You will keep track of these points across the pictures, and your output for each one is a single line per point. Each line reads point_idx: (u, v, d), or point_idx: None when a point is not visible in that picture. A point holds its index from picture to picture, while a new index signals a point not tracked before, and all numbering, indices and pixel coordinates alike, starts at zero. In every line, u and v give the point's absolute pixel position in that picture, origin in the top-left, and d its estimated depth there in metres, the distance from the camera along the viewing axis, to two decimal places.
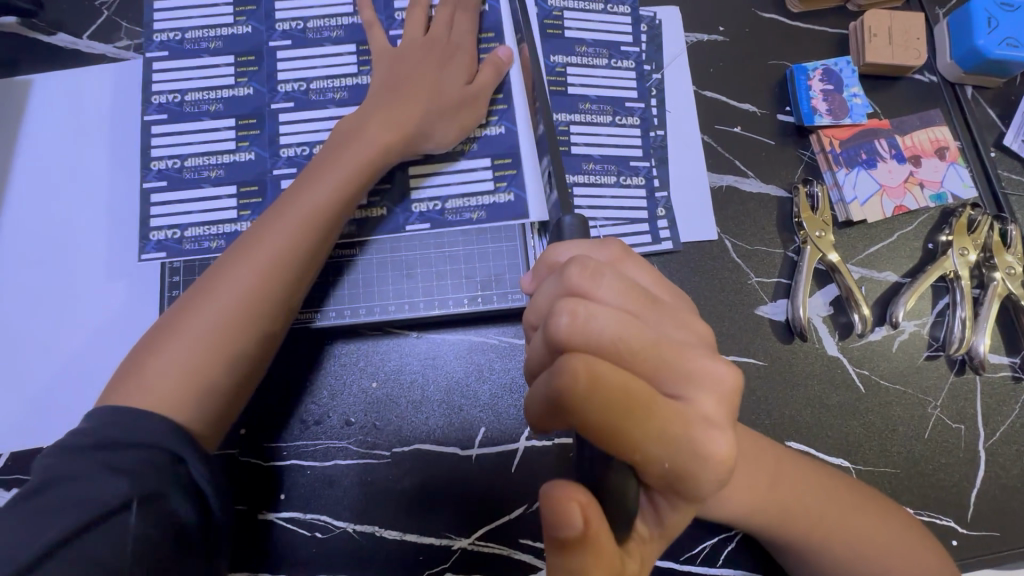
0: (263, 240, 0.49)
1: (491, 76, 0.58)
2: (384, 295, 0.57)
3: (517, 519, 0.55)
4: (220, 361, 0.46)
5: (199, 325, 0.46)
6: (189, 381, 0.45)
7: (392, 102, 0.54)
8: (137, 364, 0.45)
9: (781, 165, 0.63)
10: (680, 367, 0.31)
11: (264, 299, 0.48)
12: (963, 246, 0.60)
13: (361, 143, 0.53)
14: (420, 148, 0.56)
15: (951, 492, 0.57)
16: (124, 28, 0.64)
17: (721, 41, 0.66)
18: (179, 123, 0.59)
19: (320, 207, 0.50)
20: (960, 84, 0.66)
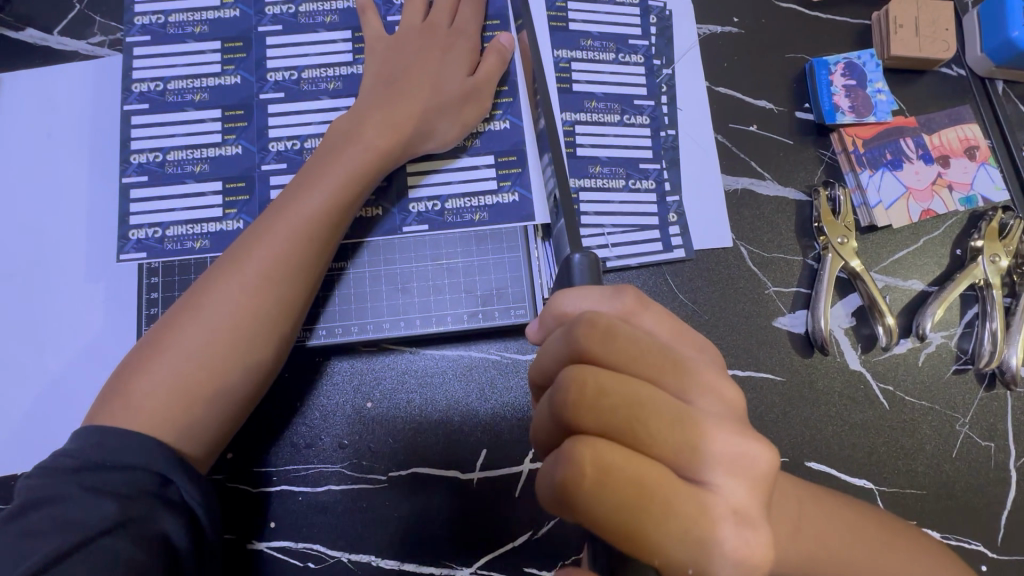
0: (258, 246, 0.45)
1: (496, 65, 0.54)
2: (378, 312, 0.53)
3: (521, 547, 0.52)
4: (214, 379, 0.42)
5: (189, 340, 0.42)
6: (179, 402, 0.41)
7: (392, 97, 0.50)
8: (121, 384, 0.41)
9: (800, 165, 0.59)
10: (707, 452, 0.28)
11: (262, 311, 0.44)
12: (994, 253, 0.56)
13: (362, 141, 0.49)
14: (425, 147, 0.52)
15: (981, 515, 0.53)
16: (99, 22, 0.59)
17: (735, 33, 0.62)
18: (161, 115, 0.54)
19: (320, 210, 0.46)
20: (991, 79, 0.62)
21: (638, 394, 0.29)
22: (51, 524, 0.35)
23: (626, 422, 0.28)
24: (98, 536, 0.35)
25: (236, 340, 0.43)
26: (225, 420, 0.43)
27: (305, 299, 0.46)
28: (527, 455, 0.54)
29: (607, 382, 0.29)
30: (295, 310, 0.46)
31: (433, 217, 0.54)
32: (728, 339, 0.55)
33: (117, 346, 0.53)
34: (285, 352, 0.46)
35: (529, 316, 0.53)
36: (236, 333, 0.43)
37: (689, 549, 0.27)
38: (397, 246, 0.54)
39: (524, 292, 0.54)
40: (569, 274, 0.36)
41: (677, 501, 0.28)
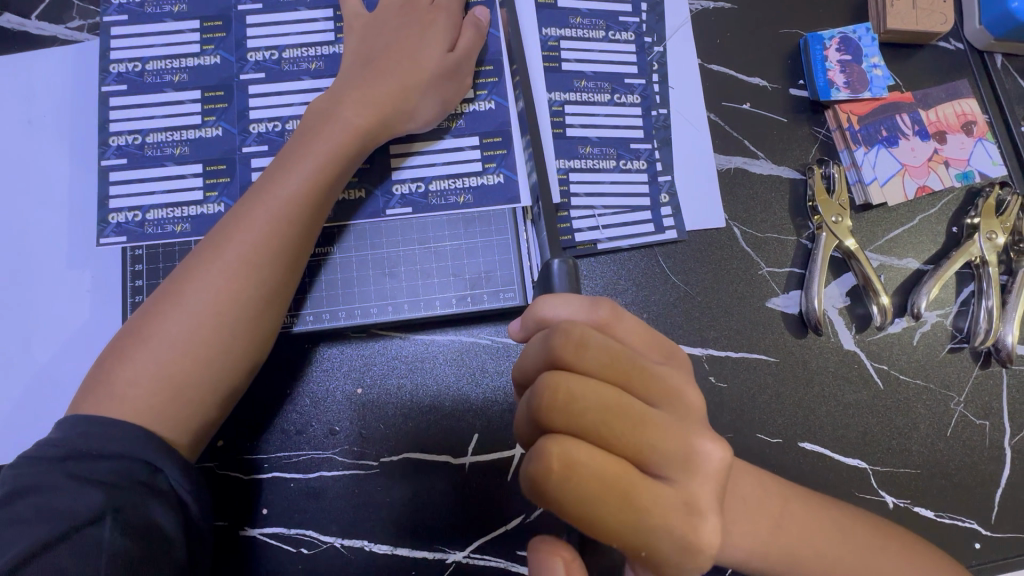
0: (238, 231, 0.44)
1: (474, 35, 0.53)
2: (367, 299, 0.52)
3: (514, 530, 0.52)
4: (200, 365, 0.42)
5: (171, 327, 0.42)
6: (164, 388, 0.40)
7: (371, 77, 0.49)
8: (104, 373, 0.41)
9: (794, 143, 0.58)
10: (666, 450, 0.29)
11: (247, 296, 0.43)
12: (991, 229, 0.55)
13: (341, 122, 0.48)
14: (408, 126, 0.51)
15: (976, 493, 0.53)
16: (76, 6, 0.58)
17: (728, 7, 0.60)
18: (140, 98, 0.53)
19: (303, 193, 0.46)
20: (989, 53, 0.60)
21: (610, 401, 0.28)
22: (37, 512, 0.35)
23: (597, 424, 0.28)
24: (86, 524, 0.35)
25: (219, 325, 0.42)
26: (213, 404, 0.43)
27: (290, 282, 0.46)
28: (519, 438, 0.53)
29: (579, 389, 0.28)
30: (279, 294, 0.45)
31: (419, 199, 0.53)
32: (718, 321, 0.55)
33: (103, 335, 0.53)
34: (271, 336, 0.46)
35: (518, 299, 0.53)
36: (219, 318, 0.42)
37: (653, 538, 0.28)
38: (383, 230, 0.53)
39: (513, 275, 0.53)
40: (549, 282, 0.36)
41: (640, 496, 0.28)
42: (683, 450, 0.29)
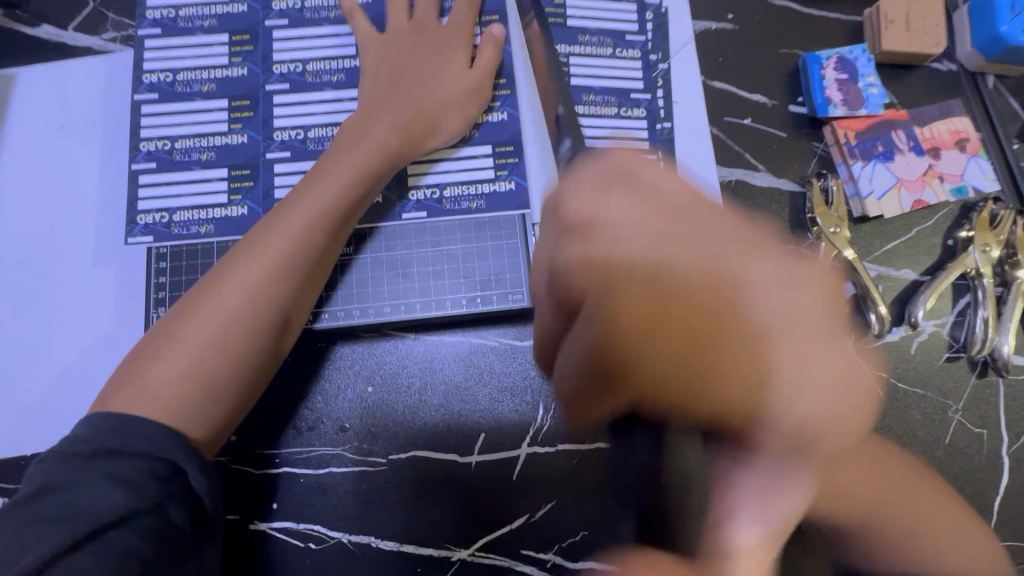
0: (268, 238, 0.46)
1: (493, 56, 0.56)
2: (379, 300, 0.54)
3: (517, 530, 0.53)
4: (227, 363, 0.44)
5: (197, 329, 0.44)
6: (194, 385, 0.43)
7: (395, 97, 0.53)
8: (138, 367, 0.43)
9: (794, 157, 0.60)
10: (745, 282, 0.25)
11: (273, 300, 0.46)
12: (985, 242, 0.57)
13: (369, 139, 0.51)
14: (431, 143, 0.54)
15: (975, 501, 0.54)
16: (111, 20, 0.62)
17: (730, 29, 0.63)
18: (168, 104, 0.56)
19: (331, 204, 0.48)
20: (981, 74, 0.63)
21: (676, 203, 0.27)
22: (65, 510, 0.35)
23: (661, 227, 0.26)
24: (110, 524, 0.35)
25: (245, 327, 0.44)
26: (239, 398, 0.45)
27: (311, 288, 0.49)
28: (525, 438, 0.54)
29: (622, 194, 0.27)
30: (299, 301, 0.47)
31: (432, 204, 0.55)
32: None
33: (125, 331, 0.55)
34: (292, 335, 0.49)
35: (526, 302, 0.54)
36: (248, 321, 0.45)
37: (728, 398, 0.24)
38: (395, 235, 0.55)
39: (520, 276, 0.55)
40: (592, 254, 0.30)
41: (715, 312, 0.25)
42: (755, 269, 0.25)
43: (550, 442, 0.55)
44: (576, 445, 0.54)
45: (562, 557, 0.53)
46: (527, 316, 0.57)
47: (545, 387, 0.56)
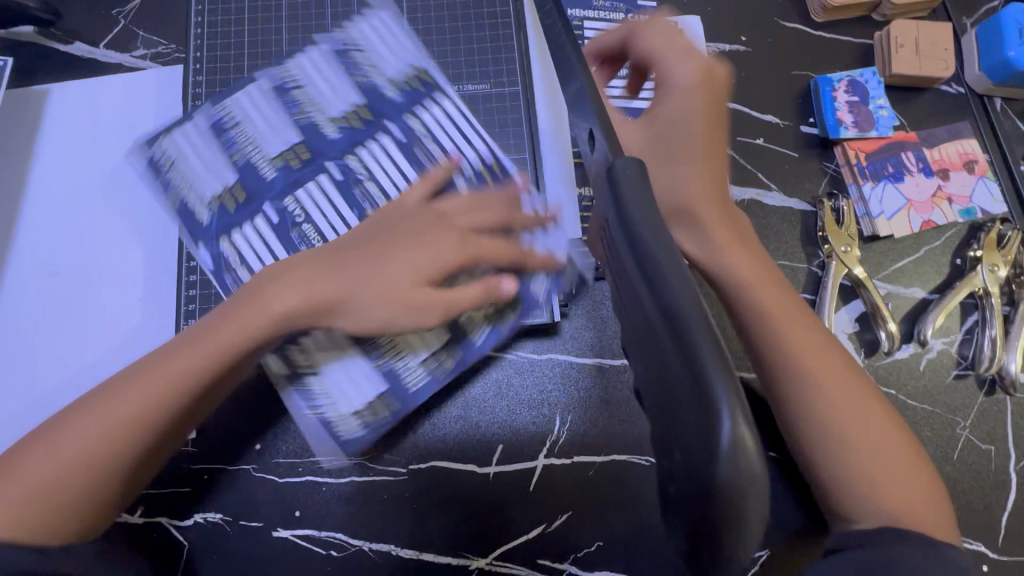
0: (175, 355, 0.44)
1: (479, 295, 0.50)
2: (390, 355, 0.54)
3: (534, 539, 0.54)
4: (70, 481, 0.41)
5: (70, 437, 0.41)
6: (49, 497, 0.40)
7: (351, 257, 0.48)
8: (19, 455, 0.41)
9: (805, 177, 0.62)
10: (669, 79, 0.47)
11: (148, 428, 0.42)
12: (992, 263, 0.58)
13: (307, 278, 0.47)
14: (344, 320, 0.48)
15: (983, 516, 0.55)
16: (141, 37, 0.64)
17: (743, 50, 0.65)
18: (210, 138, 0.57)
19: (229, 344, 0.44)
20: (989, 97, 0.64)
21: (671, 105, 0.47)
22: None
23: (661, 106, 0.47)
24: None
25: (102, 453, 0.41)
26: (97, 518, 0.42)
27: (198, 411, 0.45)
28: (542, 449, 0.56)
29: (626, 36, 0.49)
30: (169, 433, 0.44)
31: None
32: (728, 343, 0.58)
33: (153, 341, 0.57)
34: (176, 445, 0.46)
35: (546, 318, 0.56)
36: (120, 443, 0.41)
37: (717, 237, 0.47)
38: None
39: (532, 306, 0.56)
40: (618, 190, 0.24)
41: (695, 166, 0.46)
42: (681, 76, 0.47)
43: (566, 454, 0.56)
44: (592, 457, 0.56)
45: (577, 567, 0.54)
46: (545, 329, 0.58)
47: (561, 399, 0.57)
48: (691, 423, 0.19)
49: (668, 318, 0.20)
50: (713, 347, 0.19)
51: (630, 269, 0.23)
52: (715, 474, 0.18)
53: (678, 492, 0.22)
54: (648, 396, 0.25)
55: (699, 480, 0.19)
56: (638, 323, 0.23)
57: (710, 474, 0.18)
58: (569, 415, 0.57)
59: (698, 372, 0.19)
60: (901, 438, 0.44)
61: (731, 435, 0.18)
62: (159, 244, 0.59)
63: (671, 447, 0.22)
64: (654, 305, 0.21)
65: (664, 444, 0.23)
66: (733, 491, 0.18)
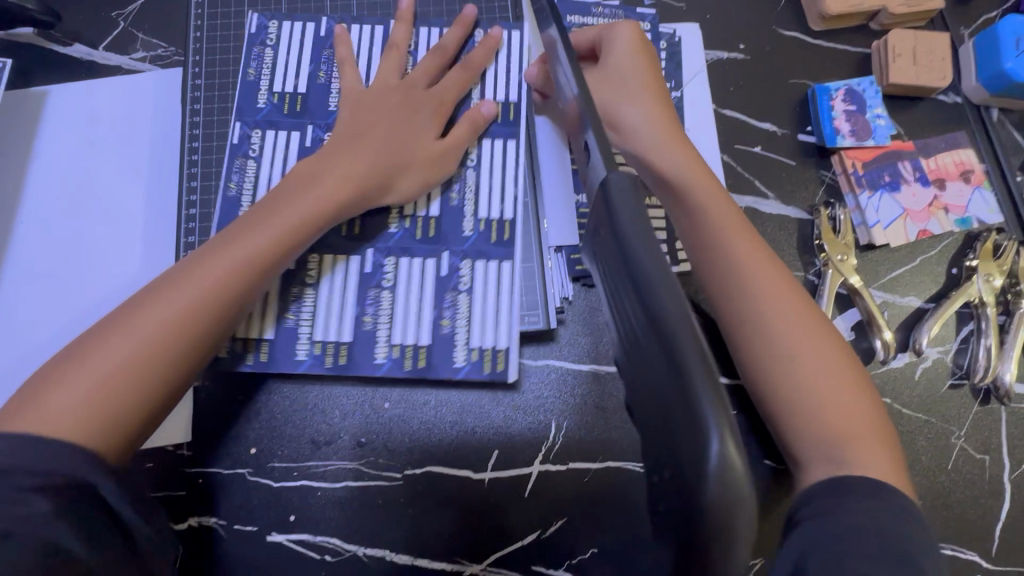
0: (208, 262, 0.43)
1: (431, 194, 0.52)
2: (358, 339, 0.54)
3: (529, 546, 0.54)
4: (130, 382, 0.39)
5: (110, 351, 0.39)
6: (92, 412, 0.37)
7: (349, 150, 0.51)
8: (45, 382, 0.38)
9: (802, 185, 0.62)
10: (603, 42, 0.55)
11: (208, 317, 0.42)
12: (988, 272, 0.59)
13: (323, 185, 0.49)
14: (382, 200, 0.52)
15: (977, 526, 0.55)
16: (141, 40, 0.64)
17: (741, 58, 0.65)
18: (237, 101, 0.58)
19: (281, 229, 0.46)
20: (986, 107, 0.64)
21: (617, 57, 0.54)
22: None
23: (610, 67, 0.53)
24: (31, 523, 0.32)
25: (166, 342, 0.40)
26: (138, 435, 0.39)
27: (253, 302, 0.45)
28: (537, 455, 0.56)
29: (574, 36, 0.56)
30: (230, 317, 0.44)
31: (435, 218, 0.56)
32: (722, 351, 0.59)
33: None
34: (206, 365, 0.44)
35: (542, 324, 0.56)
36: (180, 332, 0.41)
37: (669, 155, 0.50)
38: (397, 244, 0.55)
39: (510, 300, 0.55)
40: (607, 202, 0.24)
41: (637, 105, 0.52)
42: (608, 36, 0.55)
43: (562, 460, 0.56)
44: (587, 464, 0.56)
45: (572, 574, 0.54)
46: (541, 335, 0.58)
47: (557, 406, 0.57)
48: (680, 441, 0.19)
49: (658, 333, 0.20)
50: (701, 363, 0.19)
51: (622, 282, 0.23)
52: (703, 495, 0.18)
53: (667, 509, 0.22)
54: (639, 410, 0.25)
55: (688, 500, 0.19)
56: (628, 334, 0.23)
57: (699, 495, 0.18)
58: (565, 421, 0.57)
59: (687, 389, 0.19)
60: (865, 382, 0.42)
61: (719, 454, 0.18)
62: (156, 247, 0.59)
63: (660, 464, 0.22)
64: (643, 315, 0.21)
65: (653, 460, 0.23)
66: (720, 515, 0.18)
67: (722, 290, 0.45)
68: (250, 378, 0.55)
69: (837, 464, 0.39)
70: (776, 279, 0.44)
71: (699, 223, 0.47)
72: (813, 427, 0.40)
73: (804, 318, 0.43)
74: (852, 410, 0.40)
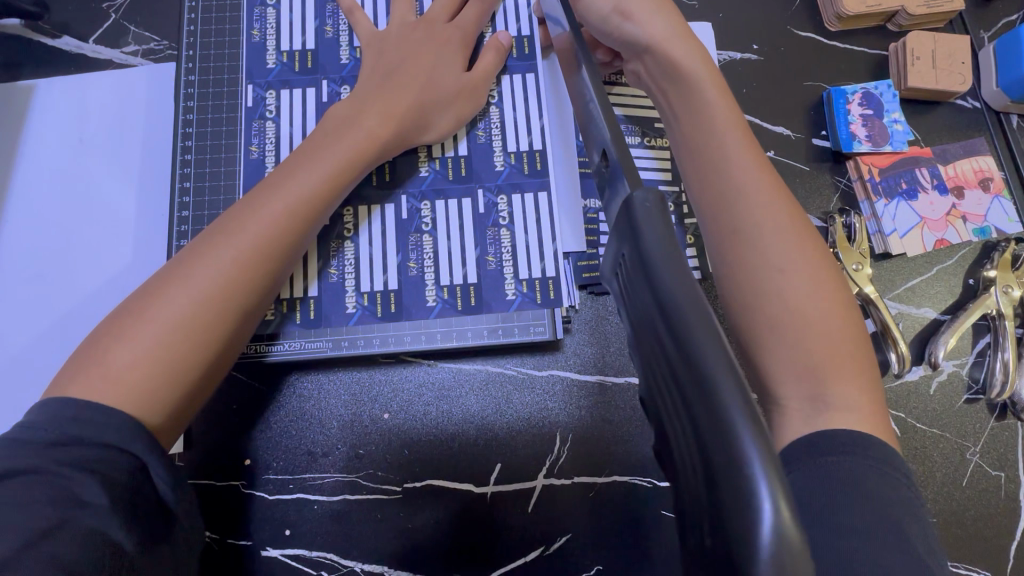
0: (249, 216, 0.42)
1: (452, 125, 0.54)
2: (404, 285, 0.54)
3: (532, 562, 0.52)
4: (193, 342, 0.38)
5: (164, 309, 0.38)
6: (154, 373, 0.37)
7: (388, 91, 0.50)
8: (103, 344, 0.38)
9: (816, 191, 0.60)
10: None
11: (260, 271, 0.42)
12: (1006, 283, 0.57)
13: (358, 127, 0.48)
14: (422, 138, 0.53)
15: (991, 545, 0.54)
16: (133, 33, 0.61)
17: (755, 59, 0.63)
18: (246, 62, 0.57)
19: (317, 189, 0.45)
20: (1006, 113, 0.62)
21: None
22: (26, 497, 0.32)
23: None
24: (81, 514, 0.32)
25: (223, 298, 0.40)
26: (195, 393, 0.39)
27: (294, 257, 0.45)
28: (541, 469, 0.54)
29: None
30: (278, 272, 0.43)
31: (465, 158, 0.56)
32: None
33: None
34: (256, 323, 0.43)
35: (547, 335, 0.54)
36: (233, 287, 0.40)
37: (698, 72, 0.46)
38: (431, 187, 0.55)
39: (555, 229, 0.55)
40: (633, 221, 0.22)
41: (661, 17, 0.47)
42: None
43: (566, 474, 0.54)
44: (593, 479, 0.54)
45: None
46: (547, 344, 0.56)
47: (563, 417, 0.55)
48: (724, 504, 0.17)
49: (696, 375, 0.18)
50: (747, 416, 0.17)
51: (650, 311, 0.21)
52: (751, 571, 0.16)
53: (705, 570, 0.19)
54: (670, 454, 0.23)
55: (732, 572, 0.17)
56: (650, 358, 0.22)
57: (746, 568, 0.16)
58: (570, 433, 0.55)
59: (731, 446, 0.17)
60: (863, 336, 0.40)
61: (772, 525, 0.16)
62: (146, 249, 0.57)
63: (698, 521, 0.20)
64: (679, 354, 0.19)
65: (687, 509, 0.21)
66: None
67: (720, 204, 0.42)
68: (245, 389, 0.54)
69: (815, 401, 0.37)
70: (776, 197, 0.42)
71: (701, 140, 0.44)
72: (792, 349, 0.39)
73: (802, 240, 0.41)
74: (839, 339, 0.39)
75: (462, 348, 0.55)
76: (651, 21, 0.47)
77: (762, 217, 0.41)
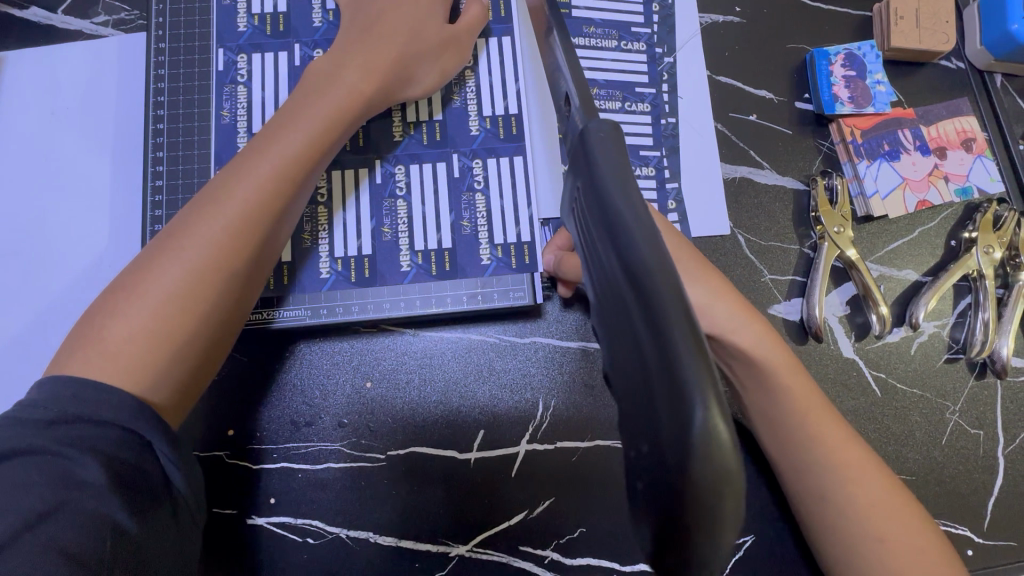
0: (237, 182, 0.41)
1: (436, 83, 0.53)
2: (380, 251, 0.54)
3: (515, 525, 0.53)
4: (194, 314, 0.37)
5: (159, 283, 0.37)
6: (153, 347, 0.36)
7: (369, 45, 0.49)
8: (98, 319, 0.37)
9: (798, 154, 0.60)
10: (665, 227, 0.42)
11: (254, 238, 0.40)
12: (988, 244, 0.57)
13: (340, 85, 0.47)
14: (406, 92, 0.52)
15: (969, 501, 0.54)
16: (102, 3, 0.60)
17: (737, 22, 0.62)
18: (218, 27, 0.56)
19: (302, 150, 0.43)
20: (989, 73, 0.62)
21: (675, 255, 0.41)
22: (23, 479, 0.31)
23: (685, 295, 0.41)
24: (79, 495, 0.31)
25: (219, 268, 0.38)
26: (199, 366, 0.38)
27: (285, 223, 0.43)
28: (524, 435, 0.54)
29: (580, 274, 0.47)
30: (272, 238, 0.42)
31: (441, 123, 0.56)
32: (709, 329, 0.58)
33: None
34: (254, 293, 0.42)
35: (527, 300, 0.54)
36: (227, 257, 0.39)
37: (752, 330, 0.42)
38: (407, 153, 0.55)
39: (532, 194, 0.55)
40: (588, 156, 0.23)
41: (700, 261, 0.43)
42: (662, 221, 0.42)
43: (549, 440, 0.54)
44: (575, 443, 0.54)
45: (560, 554, 0.53)
46: (528, 312, 0.56)
47: (544, 384, 0.55)
48: (660, 411, 0.18)
49: (638, 291, 0.18)
50: (685, 327, 0.17)
51: (599, 235, 0.21)
52: (687, 470, 0.17)
53: (649, 492, 0.20)
54: (619, 384, 0.23)
55: (669, 476, 0.18)
56: (606, 291, 0.21)
57: (684, 472, 0.17)
58: (553, 398, 0.55)
59: (673, 371, 0.17)
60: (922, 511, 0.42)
61: (703, 424, 0.16)
62: (123, 223, 0.56)
63: (638, 438, 0.20)
64: (625, 278, 0.19)
65: (632, 432, 0.21)
66: (707, 495, 0.17)
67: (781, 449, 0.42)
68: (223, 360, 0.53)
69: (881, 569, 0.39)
70: (858, 456, 0.41)
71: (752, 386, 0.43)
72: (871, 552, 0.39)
73: (879, 472, 0.41)
74: (901, 505, 0.41)
75: (442, 316, 0.55)
76: (708, 310, 0.41)
77: (879, 539, 0.39)
